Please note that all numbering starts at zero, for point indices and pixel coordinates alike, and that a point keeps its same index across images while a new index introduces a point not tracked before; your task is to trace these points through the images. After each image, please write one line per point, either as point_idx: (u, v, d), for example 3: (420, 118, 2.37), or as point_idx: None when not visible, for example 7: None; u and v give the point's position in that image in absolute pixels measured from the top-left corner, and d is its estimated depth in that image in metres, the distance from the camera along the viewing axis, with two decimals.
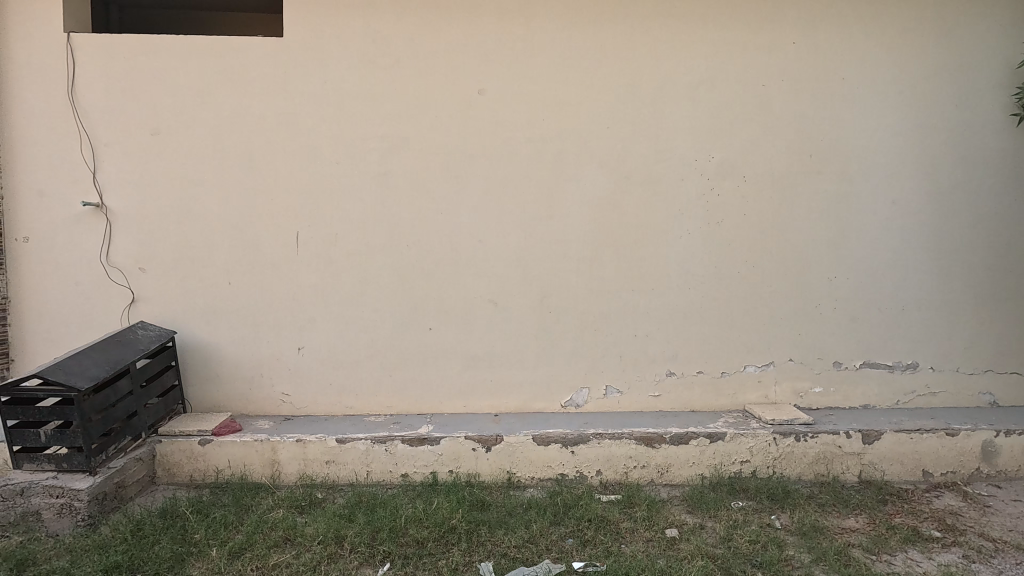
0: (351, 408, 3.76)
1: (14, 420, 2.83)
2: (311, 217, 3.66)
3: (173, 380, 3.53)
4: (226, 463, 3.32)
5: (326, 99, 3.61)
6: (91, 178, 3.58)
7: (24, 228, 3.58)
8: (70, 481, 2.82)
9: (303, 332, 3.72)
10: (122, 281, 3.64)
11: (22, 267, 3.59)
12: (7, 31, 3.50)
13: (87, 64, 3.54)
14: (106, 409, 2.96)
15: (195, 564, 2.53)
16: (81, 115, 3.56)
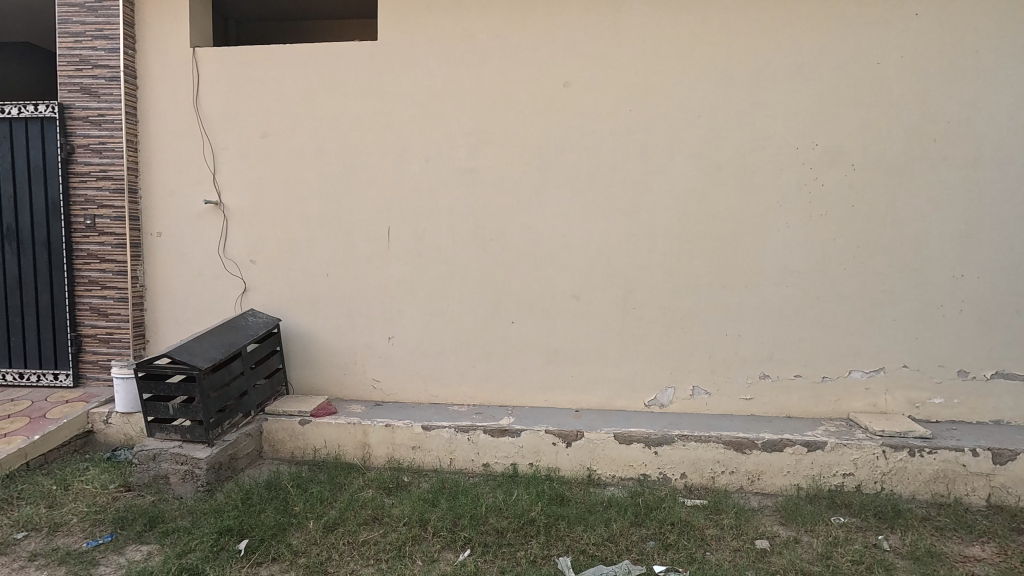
0: (436, 397, 3.89)
1: (149, 393, 3.20)
2: (401, 213, 3.82)
3: (277, 363, 3.84)
4: (322, 442, 3.56)
5: (416, 99, 3.75)
6: (211, 178, 3.97)
7: (157, 224, 4.03)
8: (192, 450, 3.15)
9: (393, 323, 3.90)
10: (236, 271, 4.00)
11: (155, 259, 4.06)
12: (145, 49, 3.96)
13: (209, 75, 3.92)
14: (222, 387, 3.27)
15: (295, 534, 2.74)
16: (203, 121, 3.94)
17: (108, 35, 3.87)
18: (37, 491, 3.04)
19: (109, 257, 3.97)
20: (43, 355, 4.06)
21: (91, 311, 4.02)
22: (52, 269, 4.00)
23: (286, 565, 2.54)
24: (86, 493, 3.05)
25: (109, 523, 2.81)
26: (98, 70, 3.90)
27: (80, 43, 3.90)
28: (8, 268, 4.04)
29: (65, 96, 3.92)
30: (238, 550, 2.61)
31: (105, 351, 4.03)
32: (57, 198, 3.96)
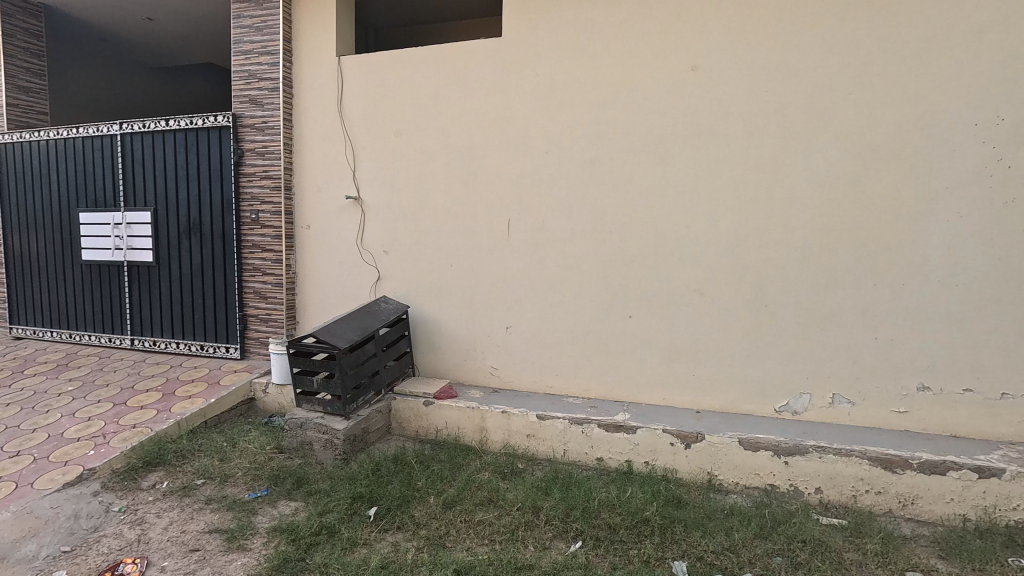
0: (551, 387, 3.93)
1: (298, 368, 3.60)
2: (521, 205, 3.89)
3: (405, 347, 4.12)
4: (444, 424, 3.76)
5: (538, 92, 3.79)
6: (352, 175, 4.34)
7: (307, 217, 4.51)
8: (332, 421, 3.49)
9: (511, 313, 3.99)
10: (372, 261, 4.35)
11: (306, 249, 4.54)
12: (300, 61, 4.43)
13: (352, 80, 4.28)
14: (358, 366, 3.58)
15: (417, 506, 2.93)
16: (346, 124, 4.33)
17: (271, 51, 4.39)
18: (212, 446, 3.57)
19: (269, 247, 4.51)
20: (218, 331, 4.72)
21: (254, 294, 4.60)
22: (225, 257, 4.63)
23: (409, 534, 2.73)
24: (248, 451, 3.51)
25: (265, 479, 3.23)
26: (263, 82, 4.44)
27: (250, 59, 4.47)
28: (194, 256, 4.75)
29: (238, 107, 4.52)
30: (368, 515, 2.85)
31: (264, 329, 4.59)
32: (230, 196, 4.56)
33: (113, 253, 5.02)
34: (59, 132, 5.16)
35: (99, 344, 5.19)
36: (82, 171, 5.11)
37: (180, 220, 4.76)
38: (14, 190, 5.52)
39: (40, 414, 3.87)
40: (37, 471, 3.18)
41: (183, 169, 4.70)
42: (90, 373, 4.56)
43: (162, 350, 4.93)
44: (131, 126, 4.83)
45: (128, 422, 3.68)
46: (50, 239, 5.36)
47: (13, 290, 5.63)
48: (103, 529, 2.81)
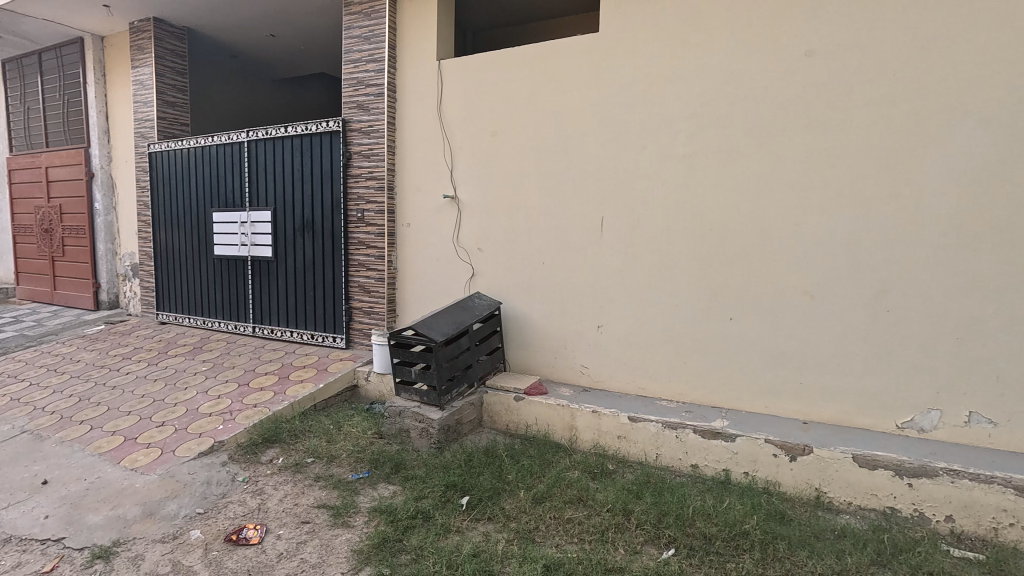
0: (644, 389, 3.83)
1: (398, 358, 3.79)
2: (616, 202, 3.83)
3: (497, 342, 4.21)
4: (534, 419, 3.79)
5: (635, 87, 3.70)
6: (449, 175, 4.50)
7: (407, 216, 4.73)
8: (428, 411, 3.64)
9: (603, 312, 3.94)
10: (466, 258, 4.48)
11: (405, 245, 4.77)
12: (403, 67, 4.65)
13: (450, 83, 4.43)
14: (453, 359, 3.71)
15: (508, 499, 2.99)
16: (444, 125, 4.48)
17: (377, 59, 4.65)
18: (321, 427, 3.84)
19: (373, 244, 4.79)
20: (326, 322, 5.09)
21: (359, 288, 4.91)
22: (334, 253, 4.97)
23: (499, 526, 2.78)
24: (352, 434, 3.74)
25: (367, 462, 3.43)
26: (369, 89, 4.71)
27: (358, 67, 4.76)
28: (306, 252, 5.15)
29: (347, 113, 4.83)
30: (461, 504, 2.94)
31: (367, 321, 4.88)
32: (338, 196, 4.89)
33: (240, 249, 5.57)
34: (197, 141, 5.80)
35: (227, 331, 5.78)
36: (215, 175, 5.71)
37: (295, 218, 5.18)
38: (162, 193, 6.28)
39: (180, 391, 4.40)
40: (178, 441, 3.62)
41: (298, 172, 5.11)
42: (219, 356, 5.10)
43: (279, 337, 5.40)
44: (256, 134, 5.32)
45: (250, 402, 4.08)
46: (189, 236, 6.05)
47: (160, 281, 6.42)
48: (229, 496, 3.14)
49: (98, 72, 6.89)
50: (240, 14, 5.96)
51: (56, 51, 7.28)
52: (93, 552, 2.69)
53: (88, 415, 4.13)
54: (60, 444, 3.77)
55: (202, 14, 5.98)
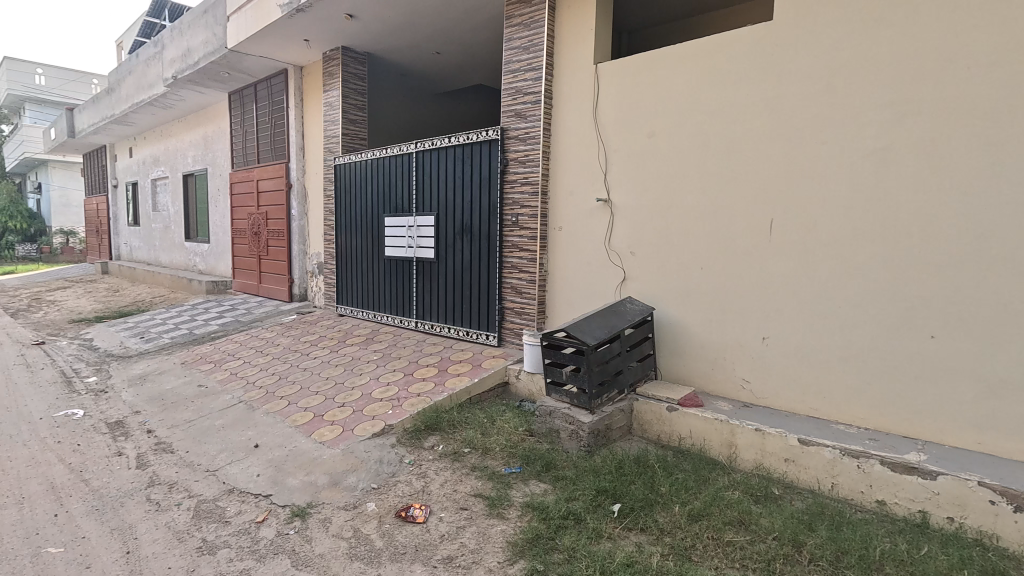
0: (816, 410, 3.47)
1: (550, 359, 3.87)
2: (788, 204, 3.51)
3: (648, 349, 4.10)
4: (688, 432, 3.63)
5: (815, 76, 3.36)
6: (603, 178, 4.48)
7: (560, 219, 4.81)
8: (578, 414, 3.65)
9: (769, 322, 3.64)
10: (619, 261, 4.42)
11: (557, 248, 4.85)
12: (561, 73, 4.74)
13: (608, 85, 4.42)
14: (604, 363, 3.69)
15: (661, 512, 2.89)
16: (600, 129, 4.48)
17: (535, 67, 4.79)
18: (476, 420, 4.03)
19: (526, 247, 4.95)
20: (481, 320, 5.36)
21: (511, 289, 5.11)
22: (490, 256, 5.23)
23: (653, 538, 2.70)
24: (504, 429, 3.88)
25: (519, 458, 3.54)
26: (527, 97, 4.87)
27: (517, 77, 4.95)
28: (465, 254, 5.49)
29: (506, 121, 5.05)
30: (612, 511, 2.91)
31: (518, 322, 5.05)
32: (495, 202, 5.13)
33: (406, 251, 6.11)
34: (374, 153, 6.49)
35: (393, 324, 6.37)
36: (388, 184, 6.33)
37: (455, 222, 5.55)
38: (344, 200, 7.13)
39: (356, 376, 4.95)
40: (355, 421, 4.08)
41: (460, 179, 5.46)
42: (387, 347, 5.64)
43: (438, 333, 5.82)
44: (423, 145, 5.80)
45: (414, 391, 4.45)
46: (365, 238, 6.79)
47: (340, 278, 7.29)
48: (398, 475, 3.44)
49: (298, 97, 8.03)
50: (413, 36, 6.54)
51: (268, 82, 8.64)
52: (292, 510, 3.14)
53: (287, 392, 4.84)
54: (267, 415, 4.46)
55: (381, 40, 6.67)
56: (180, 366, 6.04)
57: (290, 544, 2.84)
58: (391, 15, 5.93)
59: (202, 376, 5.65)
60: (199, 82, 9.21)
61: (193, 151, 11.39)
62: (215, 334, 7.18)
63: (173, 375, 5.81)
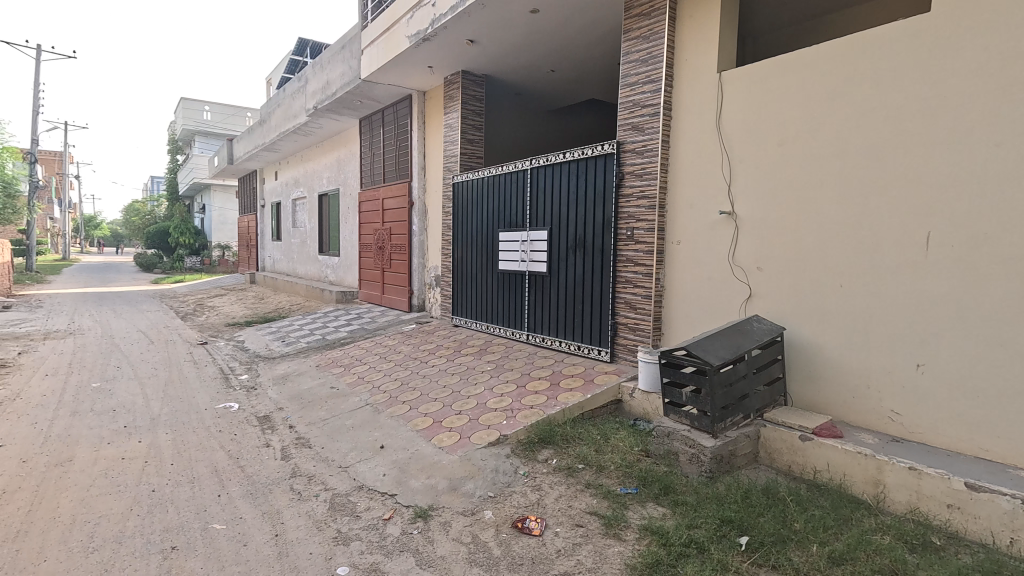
0: (987, 452, 3.01)
1: (668, 378, 3.74)
2: (950, 214, 3.11)
3: (777, 372, 3.83)
4: (825, 465, 3.31)
5: (985, 70, 2.97)
6: (727, 190, 4.28)
7: (678, 233, 4.66)
8: (699, 437, 3.49)
9: (925, 347, 3.23)
10: (743, 278, 4.18)
11: (675, 263, 4.69)
12: (681, 84, 4.62)
13: (732, 94, 4.23)
14: (728, 385, 3.49)
15: (796, 551, 2.66)
16: (723, 139, 4.30)
17: (654, 79, 4.72)
18: (589, 436, 3.98)
19: (641, 262, 4.85)
20: (593, 335, 5.31)
21: (625, 304, 5.02)
22: (603, 270, 5.18)
23: None
24: (619, 447, 3.79)
25: (635, 478, 3.44)
26: (645, 109, 4.80)
27: (634, 90, 4.91)
28: (578, 268, 5.49)
29: (622, 135, 5.01)
30: (739, 543, 2.73)
31: (632, 338, 4.94)
32: (610, 216, 5.09)
33: (519, 264, 6.24)
34: (490, 171, 6.74)
35: (505, 336, 6.51)
36: (503, 200, 6.53)
37: (569, 237, 5.58)
38: (461, 216, 7.46)
39: (472, 386, 5.12)
40: (471, 429, 4.22)
41: (574, 194, 5.49)
42: (500, 358, 5.78)
43: (549, 346, 5.85)
44: (538, 161, 5.93)
45: (528, 403, 4.51)
46: (480, 252, 7.04)
47: (455, 290, 7.61)
48: (513, 486, 3.50)
49: (420, 121, 8.58)
50: (529, 56, 6.73)
51: (394, 108, 9.32)
52: (416, 511, 3.31)
53: (408, 397, 5.13)
54: (391, 418, 4.75)
55: (499, 62, 6.94)
56: (315, 369, 6.64)
57: (414, 543, 2.99)
58: (509, 38, 6.16)
59: (334, 378, 6.16)
60: (336, 111, 10.16)
61: (327, 173, 12.56)
62: (344, 341, 7.80)
63: (310, 376, 6.39)
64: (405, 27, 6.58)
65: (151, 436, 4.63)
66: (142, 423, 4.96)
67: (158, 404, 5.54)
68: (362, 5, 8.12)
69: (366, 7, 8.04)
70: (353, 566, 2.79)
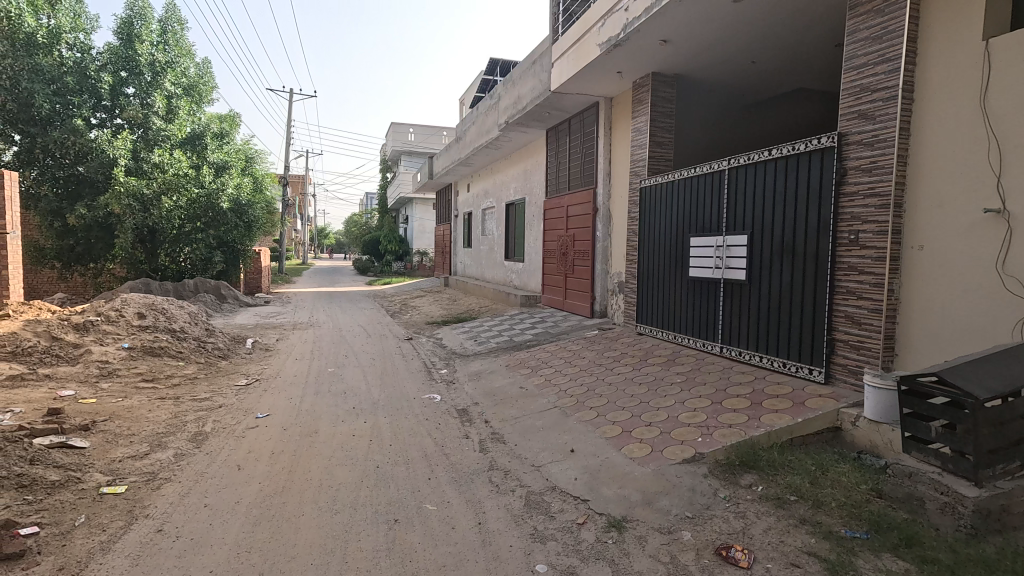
0: None
1: (910, 408, 3.15)
2: None
3: None
4: None
5: None
6: (996, 183, 3.52)
7: (919, 237, 3.94)
8: (956, 484, 2.95)
9: None
10: (1020, 291, 3.38)
11: (915, 272, 3.97)
12: (928, 59, 3.91)
13: (1004, 64, 3.47)
14: (999, 425, 2.81)
15: None
16: (991, 120, 3.54)
17: (889, 58, 4.06)
18: (803, 465, 3.51)
19: (868, 270, 4.18)
20: (802, 350, 4.73)
21: (845, 318, 4.37)
22: (818, 278, 4.59)
23: None
24: (842, 483, 3.26)
25: (865, 521, 2.93)
26: (876, 94, 4.15)
27: (862, 73, 4.28)
28: (784, 276, 4.95)
29: (845, 126, 4.40)
30: None
31: (855, 358, 4.27)
32: (828, 217, 4.50)
33: (713, 271, 5.86)
34: (681, 173, 6.45)
35: (695, 347, 6.16)
36: (695, 204, 6.21)
37: (774, 241, 5.07)
38: (647, 223, 7.28)
39: (661, 397, 4.92)
40: (664, 443, 4.05)
41: (781, 194, 4.98)
42: (691, 370, 5.47)
43: (747, 361, 5.37)
44: (738, 160, 5.52)
45: (726, 421, 4.17)
46: (668, 259, 6.78)
47: (641, 297, 7.42)
48: (714, 509, 3.25)
49: (607, 127, 8.59)
50: (727, 49, 6.31)
51: (580, 116, 9.48)
52: (609, 520, 3.29)
53: (596, 404, 5.13)
54: (579, 423, 4.80)
55: (693, 60, 6.63)
56: (505, 369, 7.03)
57: (610, 553, 2.96)
58: (707, 33, 5.84)
59: (522, 379, 6.44)
60: (525, 124, 10.68)
61: (515, 184, 13.26)
62: (530, 343, 8.12)
63: (501, 375, 6.77)
64: (596, 35, 6.66)
65: (373, 418, 5.33)
66: (366, 406, 5.74)
67: (378, 390, 6.37)
68: (553, 19, 8.42)
69: (557, 21, 8.32)
70: (550, 565, 2.86)
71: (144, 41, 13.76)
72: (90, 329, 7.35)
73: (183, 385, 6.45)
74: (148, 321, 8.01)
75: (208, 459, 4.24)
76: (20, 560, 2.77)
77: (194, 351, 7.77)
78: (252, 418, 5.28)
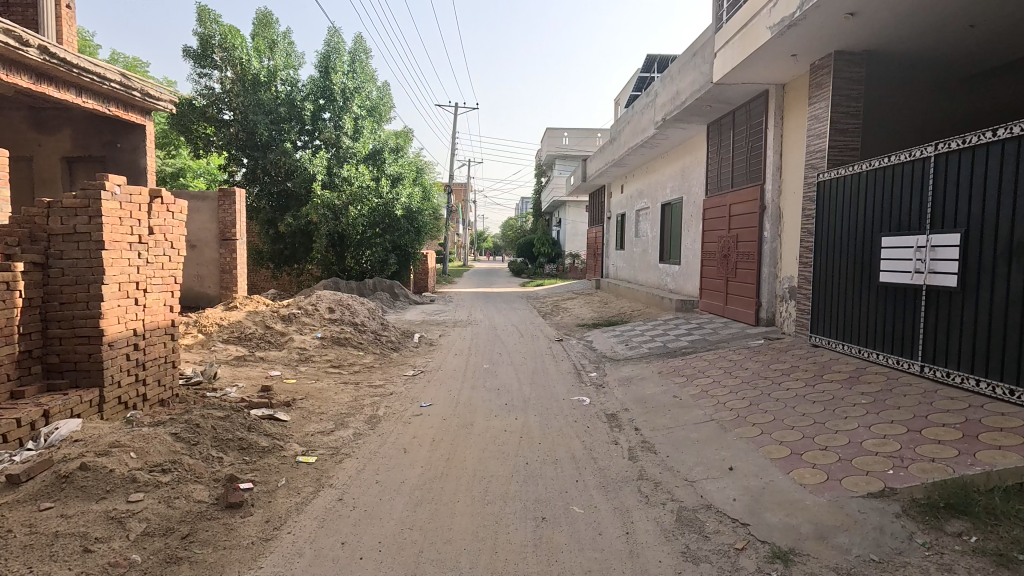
0: None
1: None
2: None
3: None
4: None
5: None
6: None
7: None
8: None
9: None
10: None
11: None
12: None
13: None
14: None
15: None
16: None
17: None
18: None
19: None
20: None
21: None
22: None
23: None
24: None
25: None
26: None
27: None
28: (1015, 283, 4.05)
29: None
30: None
31: None
32: None
33: (912, 277, 4.98)
34: (871, 163, 5.61)
35: (887, 365, 5.28)
36: (888, 199, 5.37)
37: (1000, 241, 4.18)
38: (825, 222, 6.46)
39: (841, 420, 4.31)
40: (843, 471, 3.55)
41: (1009, 184, 4.10)
42: (882, 391, 4.70)
43: (956, 384, 4.46)
44: (947, 145, 4.66)
45: (927, 454, 3.51)
46: (852, 263, 5.93)
47: (816, 304, 6.59)
48: (908, 556, 2.76)
49: (778, 117, 7.82)
50: (933, 15, 5.35)
51: (747, 107, 8.76)
52: (774, 550, 2.98)
53: (760, 421, 4.68)
54: (739, 439, 4.43)
55: (888, 32, 5.74)
56: (657, 375, 6.76)
57: None
58: None
59: (676, 388, 6.13)
60: (684, 119, 10.19)
61: (671, 183, 12.69)
62: (686, 350, 7.71)
63: (653, 382, 6.53)
64: (767, 17, 6.09)
65: (524, 416, 5.49)
66: (517, 403, 5.94)
67: (528, 389, 6.54)
68: (718, 5, 7.88)
69: (722, 8, 7.77)
70: None
71: (337, 71, 15.87)
72: (292, 320, 8.65)
73: (362, 372, 7.29)
74: (336, 315, 9.19)
75: (380, 440, 4.72)
76: (240, 508, 3.36)
77: (371, 342, 8.73)
78: (417, 407, 5.78)
